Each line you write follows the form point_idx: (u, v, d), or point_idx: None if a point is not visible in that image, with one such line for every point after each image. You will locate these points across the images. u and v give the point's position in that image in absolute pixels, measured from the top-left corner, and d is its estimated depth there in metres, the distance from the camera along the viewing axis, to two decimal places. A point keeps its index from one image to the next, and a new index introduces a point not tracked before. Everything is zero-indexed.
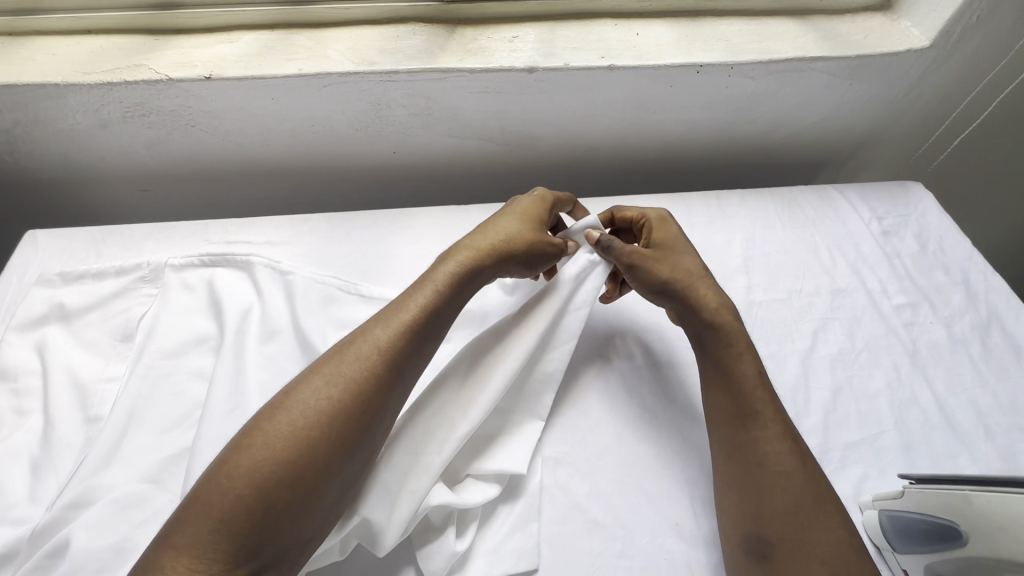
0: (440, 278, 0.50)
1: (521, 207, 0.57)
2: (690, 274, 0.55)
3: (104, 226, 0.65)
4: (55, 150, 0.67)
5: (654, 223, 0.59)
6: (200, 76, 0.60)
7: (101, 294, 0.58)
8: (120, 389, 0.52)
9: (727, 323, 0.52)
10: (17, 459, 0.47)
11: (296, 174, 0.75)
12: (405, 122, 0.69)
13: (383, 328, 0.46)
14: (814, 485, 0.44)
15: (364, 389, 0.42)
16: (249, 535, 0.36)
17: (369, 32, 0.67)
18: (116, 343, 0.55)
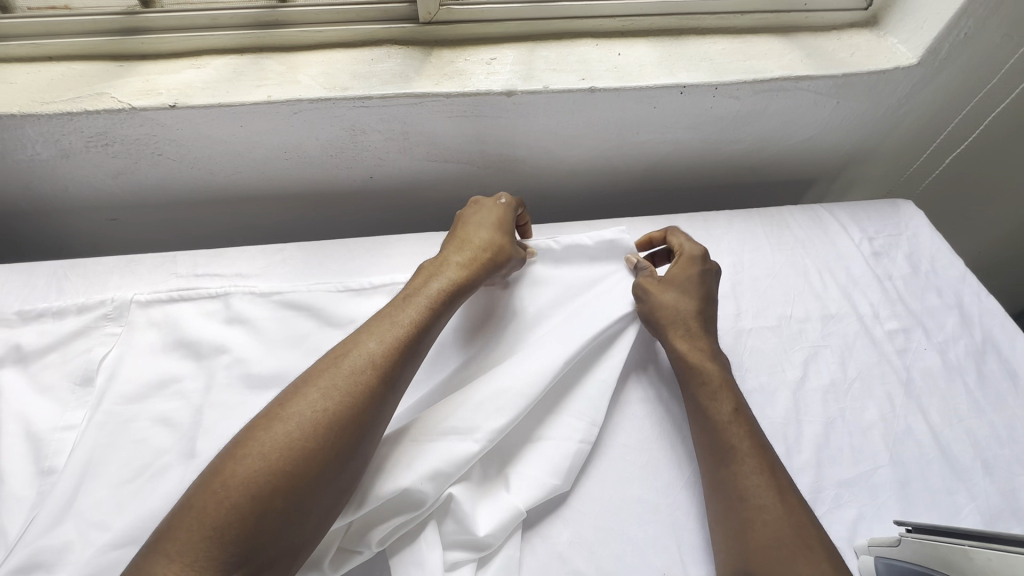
0: (430, 291, 0.51)
1: (490, 222, 0.59)
2: (686, 312, 0.54)
3: (67, 260, 0.62)
4: (15, 181, 0.65)
5: (687, 253, 0.59)
6: (164, 105, 0.58)
7: (59, 334, 0.55)
8: (78, 438, 0.49)
9: (707, 358, 0.52)
10: None
11: (270, 201, 0.73)
12: (381, 147, 0.67)
13: (374, 335, 0.46)
14: (799, 519, 0.42)
15: (359, 396, 0.42)
16: (241, 543, 0.36)
17: (343, 55, 0.65)
18: (75, 388, 0.52)
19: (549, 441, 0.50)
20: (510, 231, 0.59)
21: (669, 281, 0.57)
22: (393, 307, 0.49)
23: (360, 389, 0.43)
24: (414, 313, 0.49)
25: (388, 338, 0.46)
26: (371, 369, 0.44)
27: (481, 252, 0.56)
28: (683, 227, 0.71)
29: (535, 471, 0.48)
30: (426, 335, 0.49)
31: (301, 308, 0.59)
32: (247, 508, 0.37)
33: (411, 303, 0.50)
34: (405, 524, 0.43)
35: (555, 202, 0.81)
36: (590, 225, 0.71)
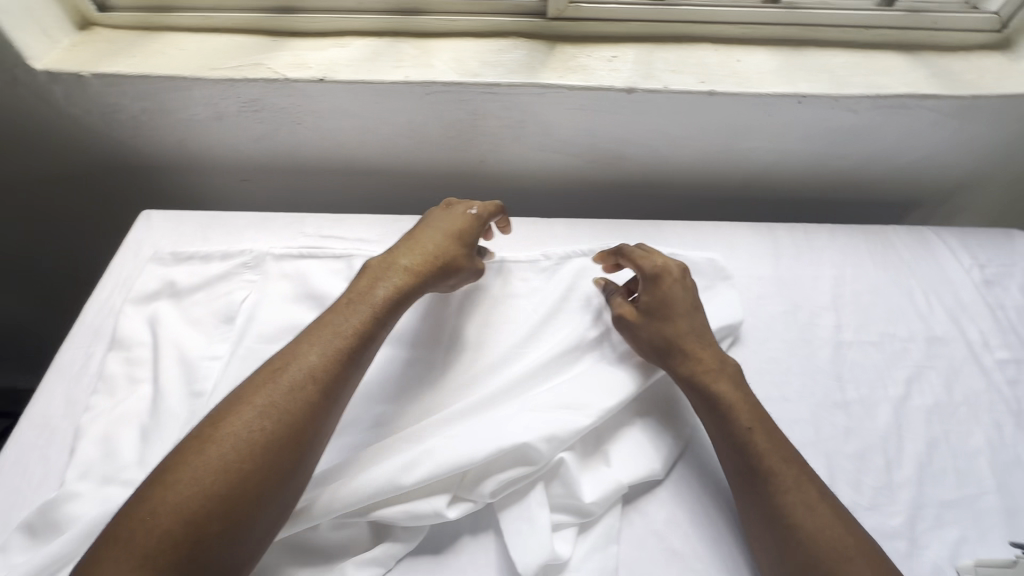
0: (371, 301, 0.52)
1: (438, 228, 0.60)
2: (676, 335, 0.54)
3: (210, 213, 0.69)
4: (171, 138, 0.72)
5: (653, 271, 0.58)
6: (314, 78, 0.63)
7: (207, 276, 0.61)
8: (223, 368, 0.55)
9: (711, 379, 0.52)
10: (129, 424, 0.51)
11: (386, 177, 0.78)
12: (498, 133, 0.70)
13: (316, 346, 0.47)
14: (836, 538, 0.42)
15: (299, 412, 0.44)
16: (181, 566, 0.37)
17: (472, 44, 0.69)
18: (219, 324, 0.58)
19: (649, 426, 0.53)
20: (458, 234, 0.60)
21: (647, 306, 0.56)
22: (331, 316, 0.50)
23: (299, 405, 0.44)
24: (356, 321, 0.50)
25: (329, 350, 0.47)
26: (311, 383, 0.45)
27: (414, 258, 0.57)
28: (783, 235, 0.71)
29: (637, 451, 0.51)
30: (369, 345, 0.50)
31: None
32: (182, 532, 0.38)
33: (352, 311, 0.51)
34: (517, 483, 0.47)
35: (650, 203, 0.83)
36: (690, 227, 0.72)
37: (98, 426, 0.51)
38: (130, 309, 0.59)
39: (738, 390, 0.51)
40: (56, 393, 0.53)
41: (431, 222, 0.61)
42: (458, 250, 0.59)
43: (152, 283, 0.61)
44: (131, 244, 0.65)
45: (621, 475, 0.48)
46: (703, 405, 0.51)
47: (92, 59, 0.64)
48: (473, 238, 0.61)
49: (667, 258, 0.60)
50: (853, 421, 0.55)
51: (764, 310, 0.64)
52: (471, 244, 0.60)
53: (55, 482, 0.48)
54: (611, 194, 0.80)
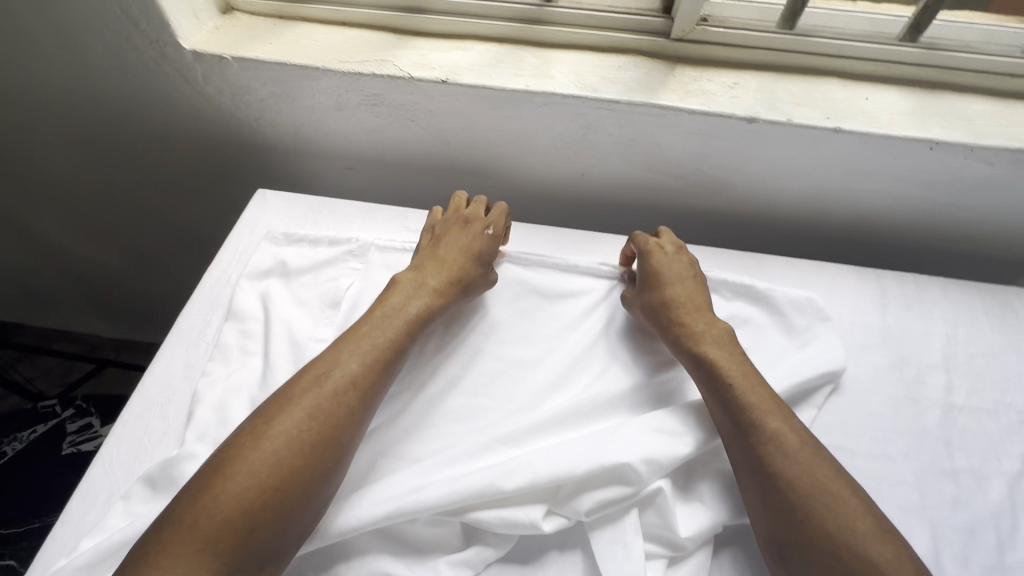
0: (403, 312, 0.55)
1: (462, 240, 0.62)
2: (661, 302, 0.59)
3: (320, 198, 0.72)
4: (290, 123, 0.75)
5: (651, 250, 0.63)
6: (437, 79, 0.65)
7: (315, 259, 0.64)
8: None
9: (695, 341, 0.56)
10: (241, 394, 0.54)
11: (484, 180, 0.79)
12: (605, 149, 0.70)
13: (358, 354, 0.50)
14: (816, 483, 0.44)
15: (343, 415, 0.46)
16: (233, 555, 0.39)
17: (591, 58, 0.69)
18: (325, 308, 0.61)
19: None
20: (484, 253, 0.62)
21: (643, 281, 0.61)
22: (368, 325, 0.53)
23: (343, 409, 0.46)
24: (393, 333, 0.53)
25: (369, 358, 0.50)
26: (353, 390, 0.47)
27: (446, 265, 0.60)
28: (892, 284, 0.68)
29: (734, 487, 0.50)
30: (402, 357, 0.53)
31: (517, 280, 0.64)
32: (239, 522, 0.40)
33: (387, 321, 0.53)
34: (615, 506, 0.47)
35: (747, 234, 0.80)
36: (791, 264, 0.70)
37: (214, 393, 0.54)
38: (245, 283, 0.62)
39: (721, 350, 0.54)
40: (177, 355, 0.57)
41: (465, 232, 0.63)
42: (483, 266, 0.61)
43: (266, 260, 0.64)
44: (247, 221, 0.68)
45: (716, 511, 0.48)
46: (689, 364, 0.55)
47: (233, 43, 0.68)
48: (492, 255, 0.62)
49: (668, 241, 0.64)
50: (961, 492, 0.53)
51: (869, 361, 0.61)
52: (490, 262, 0.62)
53: (175, 442, 0.51)
54: (707, 221, 0.79)
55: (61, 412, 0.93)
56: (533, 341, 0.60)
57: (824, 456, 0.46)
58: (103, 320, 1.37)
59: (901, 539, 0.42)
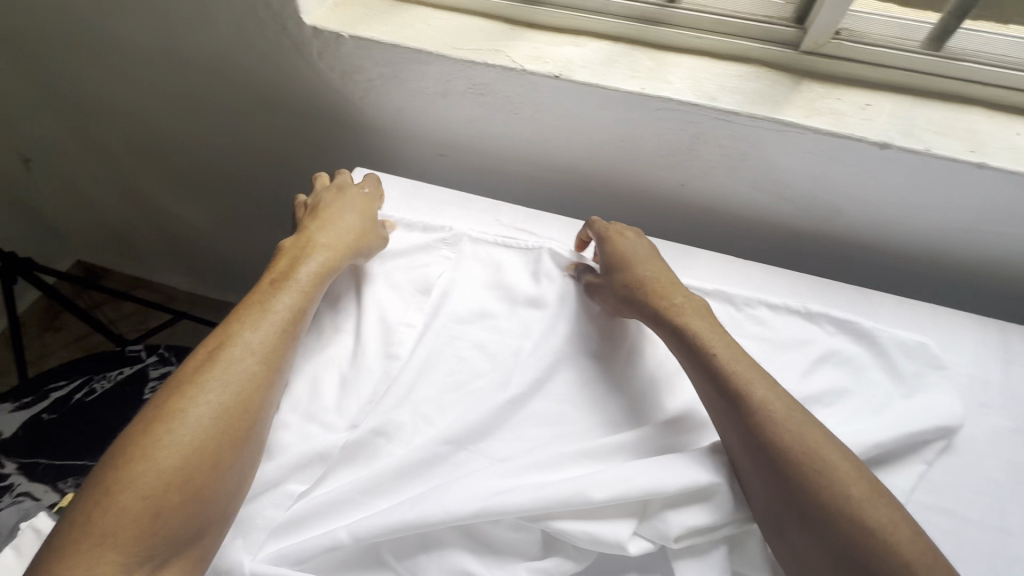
0: (304, 280, 0.55)
1: (360, 204, 0.64)
2: (631, 278, 0.58)
3: (415, 183, 0.72)
4: (392, 105, 0.76)
5: (611, 235, 0.63)
6: (550, 74, 0.64)
7: (410, 244, 0.65)
8: (418, 337, 0.57)
9: (682, 315, 0.55)
10: (333, 370, 0.55)
11: (577, 183, 0.77)
12: (712, 162, 0.67)
13: (253, 325, 0.50)
14: (807, 449, 0.44)
15: (241, 386, 0.47)
16: (144, 540, 0.39)
17: (711, 66, 0.66)
18: (416, 294, 0.61)
19: None
20: (373, 219, 0.64)
21: (609, 262, 0.61)
22: (264, 297, 0.53)
23: (238, 378, 0.47)
24: (291, 300, 0.53)
25: (262, 326, 0.50)
26: (250, 360, 0.48)
27: (349, 229, 0.61)
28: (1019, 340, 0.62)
29: None
30: (302, 321, 0.53)
31: None
32: (143, 509, 0.40)
33: (282, 290, 0.54)
34: (705, 538, 0.45)
35: (850, 267, 0.75)
36: (903, 305, 0.65)
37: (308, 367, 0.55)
38: None
39: (711, 326, 0.54)
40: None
41: (343, 198, 0.65)
42: (370, 220, 0.63)
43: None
44: None
45: None
46: (675, 339, 0.54)
47: (351, 21, 0.69)
48: (373, 209, 0.65)
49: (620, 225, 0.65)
50: None
51: (987, 422, 0.56)
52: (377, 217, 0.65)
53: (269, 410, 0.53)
54: (809, 248, 0.74)
55: (145, 358, 0.98)
56: (620, 357, 0.57)
57: (816, 424, 0.46)
58: (183, 273, 1.45)
59: (891, 496, 0.43)
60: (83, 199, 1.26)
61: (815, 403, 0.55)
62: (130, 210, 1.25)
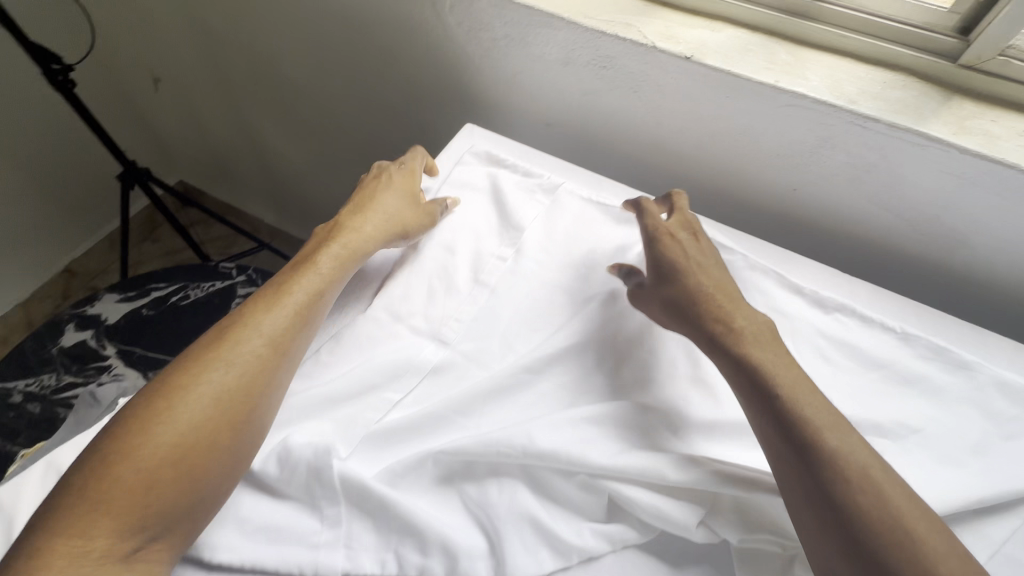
0: (328, 266, 0.54)
1: (394, 186, 0.63)
2: (683, 295, 0.53)
3: (521, 145, 0.73)
4: (508, 68, 0.76)
5: (658, 235, 0.58)
6: (681, 54, 0.62)
7: (509, 184, 0.67)
8: (509, 270, 0.60)
9: (741, 342, 0.49)
10: (425, 282, 0.58)
11: (679, 172, 0.75)
12: (834, 169, 0.64)
13: (274, 302, 0.49)
14: (888, 505, 0.39)
15: (252, 360, 0.45)
16: (137, 512, 0.38)
17: (852, 68, 0.62)
18: (508, 229, 0.63)
19: None
20: (420, 203, 0.63)
21: (660, 272, 0.55)
22: (287, 279, 0.52)
23: (248, 358, 0.45)
24: (313, 286, 0.52)
25: (280, 309, 0.49)
26: (262, 341, 0.47)
27: (385, 213, 0.60)
28: None
29: None
30: (320, 308, 0.52)
31: None
32: (139, 481, 0.39)
33: (306, 275, 0.52)
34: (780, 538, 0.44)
35: (963, 306, 0.70)
36: None
37: (406, 281, 0.57)
38: (448, 188, 0.67)
39: (780, 353, 0.48)
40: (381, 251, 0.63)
41: (387, 182, 0.64)
42: (407, 201, 0.62)
43: (474, 177, 0.68)
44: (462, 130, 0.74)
45: None
46: (732, 369, 0.48)
47: None
48: (412, 189, 0.64)
49: (678, 224, 0.60)
50: None
51: None
52: (415, 197, 0.63)
53: (366, 318, 0.54)
54: (921, 277, 0.69)
55: (234, 275, 1.03)
56: None
57: (898, 478, 0.41)
58: (270, 208, 1.54)
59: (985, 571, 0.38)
60: (196, 124, 1.36)
61: (911, 433, 0.52)
62: (237, 138, 1.33)
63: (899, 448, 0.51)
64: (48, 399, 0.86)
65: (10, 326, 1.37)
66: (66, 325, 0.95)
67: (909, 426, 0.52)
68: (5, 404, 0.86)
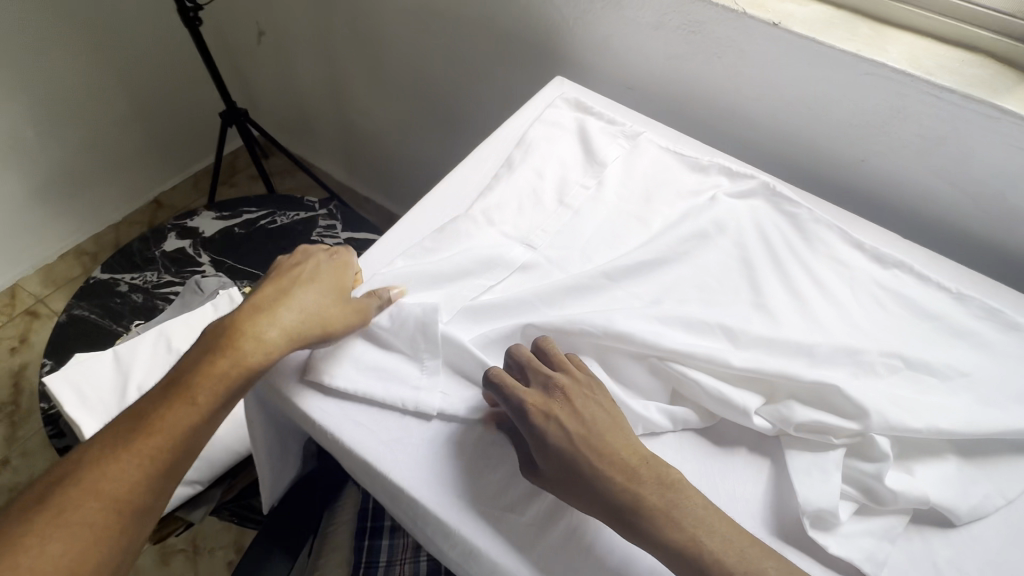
0: (201, 400, 0.47)
1: (310, 282, 0.54)
2: (587, 481, 0.43)
3: (605, 100, 0.80)
4: (600, 31, 0.83)
5: (533, 415, 0.45)
6: (769, 21, 0.68)
7: (594, 129, 0.74)
8: (589, 198, 0.66)
9: (664, 524, 0.41)
10: (515, 200, 0.66)
11: (751, 140, 0.80)
12: (903, 140, 0.68)
13: (125, 456, 0.44)
14: None
15: (83, 539, 0.41)
16: None
17: (932, 46, 0.66)
18: (591, 165, 0.70)
19: (948, 463, 0.49)
20: (350, 300, 0.54)
21: (546, 466, 0.44)
22: (156, 411, 0.46)
23: (86, 527, 0.42)
24: (183, 424, 0.46)
25: (134, 460, 0.44)
26: (104, 506, 0.42)
27: (290, 317, 0.51)
28: None
29: (933, 481, 0.48)
30: (188, 450, 0.47)
31: (771, 226, 0.66)
32: None
33: (176, 410, 0.46)
34: (827, 439, 0.48)
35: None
36: None
37: (501, 194, 0.66)
38: (538, 126, 0.74)
39: (701, 515, 0.42)
40: (479, 170, 0.71)
41: (307, 272, 0.55)
42: (322, 300, 0.52)
43: (564, 118, 0.75)
44: (555, 82, 0.81)
45: (935, 500, 0.47)
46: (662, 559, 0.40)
47: None
48: (336, 283, 0.55)
49: (540, 376, 0.48)
50: None
51: None
52: (339, 294, 0.54)
53: (463, 218, 0.63)
54: (982, 257, 0.71)
55: (317, 210, 1.11)
56: (771, 272, 0.62)
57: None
58: (341, 164, 1.64)
59: None
60: (288, 78, 1.48)
61: (960, 376, 0.55)
62: (323, 94, 1.44)
63: (946, 387, 0.54)
64: (149, 292, 0.97)
65: (101, 244, 1.51)
66: (167, 233, 1.06)
67: (960, 370, 0.55)
68: (113, 292, 0.97)
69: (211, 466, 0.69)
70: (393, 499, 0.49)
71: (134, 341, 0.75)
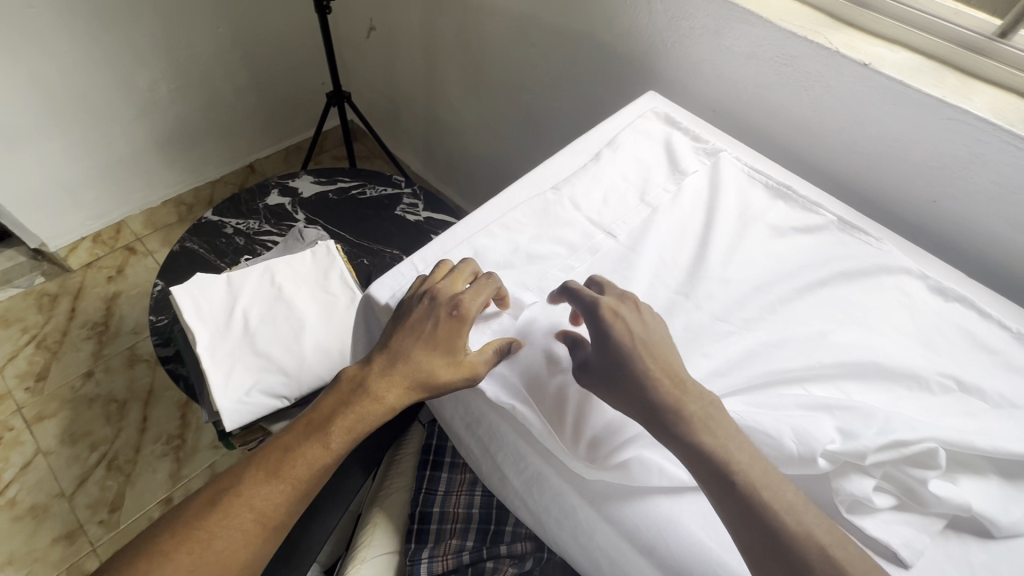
0: (335, 444, 0.54)
1: (429, 339, 0.54)
2: (631, 377, 0.50)
3: (691, 116, 0.87)
4: (695, 55, 0.90)
5: (604, 314, 0.53)
6: (859, 61, 0.74)
7: (678, 141, 0.80)
8: (670, 200, 0.73)
9: (697, 430, 0.47)
10: (602, 192, 0.73)
11: (826, 169, 0.85)
12: (977, 185, 0.72)
13: (271, 482, 0.53)
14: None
15: (235, 541, 0.51)
16: None
17: (1018, 101, 0.70)
18: (672, 172, 0.76)
19: (992, 480, 0.52)
20: (463, 358, 0.54)
21: (602, 358, 0.51)
22: (296, 447, 0.54)
23: (242, 537, 0.52)
24: (317, 461, 0.54)
25: (278, 487, 0.53)
26: (253, 522, 0.52)
27: (410, 378, 0.54)
28: None
29: (976, 491, 0.51)
30: (318, 482, 0.55)
31: (841, 249, 0.70)
32: None
33: (312, 449, 0.54)
34: (898, 452, 0.49)
35: None
36: None
37: (588, 184, 0.73)
38: (630, 132, 0.81)
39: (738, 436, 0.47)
40: (571, 162, 0.78)
41: (427, 325, 0.55)
42: (438, 363, 0.53)
43: (653, 129, 0.82)
44: (647, 96, 0.89)
45: (976, 506, 0.50)
46: (689, 458, 0.46)
47: None
48: (454, 340, 0.54)
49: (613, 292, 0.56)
50: None
51: None
52: (455, 354, 0.54)
53: (554, 201, 0.71)
54: None
55: (403, 188, 1.20)
56: (836, 288, 0.66)
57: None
58: (420, 156, 1.77)
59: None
60: (388, 73, 1.62)
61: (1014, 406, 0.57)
62: (418, 90, 1.57)
63: (999, 413, 0.57)
64: (251, 237, 1.09)
65: (199, 198, 1.67)
66: (271, 189, 1.17)
67: (1014, 400, 0.58)
68: (219, 232, 1.09)
69: (298, 386, 0.76)
70: (470, 424, 0.60)
71: (245, 272, 0.85)
